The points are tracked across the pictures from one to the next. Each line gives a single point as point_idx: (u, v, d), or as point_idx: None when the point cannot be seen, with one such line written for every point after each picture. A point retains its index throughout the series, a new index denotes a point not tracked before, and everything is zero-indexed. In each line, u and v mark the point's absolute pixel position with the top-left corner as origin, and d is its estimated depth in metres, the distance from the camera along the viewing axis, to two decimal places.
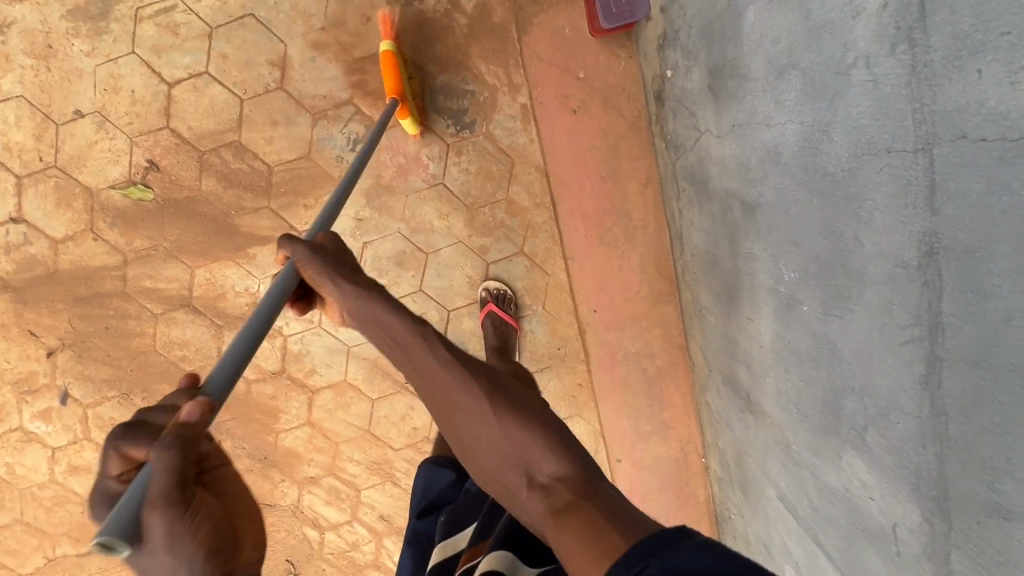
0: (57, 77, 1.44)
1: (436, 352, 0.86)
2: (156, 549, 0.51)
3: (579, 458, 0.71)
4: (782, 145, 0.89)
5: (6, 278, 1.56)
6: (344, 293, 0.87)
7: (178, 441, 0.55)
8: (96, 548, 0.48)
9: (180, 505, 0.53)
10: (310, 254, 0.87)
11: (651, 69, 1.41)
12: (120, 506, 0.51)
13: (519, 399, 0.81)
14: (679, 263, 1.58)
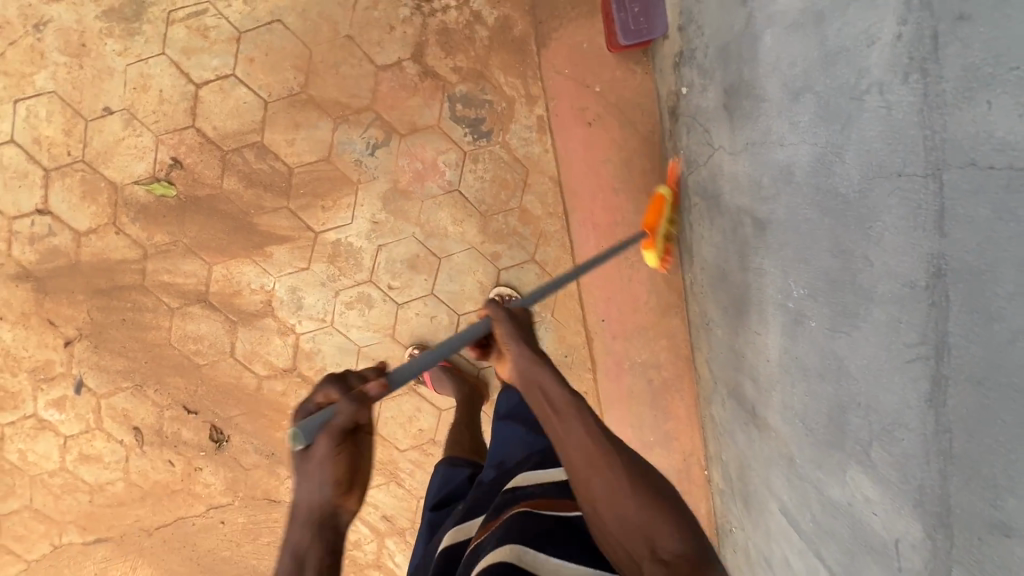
0: (89, 75, 1.48)
1: (583, 421, 0.88)
2: (318, 458, 0.80)
3: (703, 551, 0.76)
4: (794, 165, 0.92)
5: (29, 268, 1.59)
6: (521, 353, 0.97)
7: (354, 404, 0.82)
8: (291, 435, 0.81)
9: (336, 440, 0.81)
10: (504, 314, 1.02)
11: (666, 86, 1.44)
12: (313, 419, 0.81)
13: (647, 474, 0.84)
14: (688, 276, 1.60)
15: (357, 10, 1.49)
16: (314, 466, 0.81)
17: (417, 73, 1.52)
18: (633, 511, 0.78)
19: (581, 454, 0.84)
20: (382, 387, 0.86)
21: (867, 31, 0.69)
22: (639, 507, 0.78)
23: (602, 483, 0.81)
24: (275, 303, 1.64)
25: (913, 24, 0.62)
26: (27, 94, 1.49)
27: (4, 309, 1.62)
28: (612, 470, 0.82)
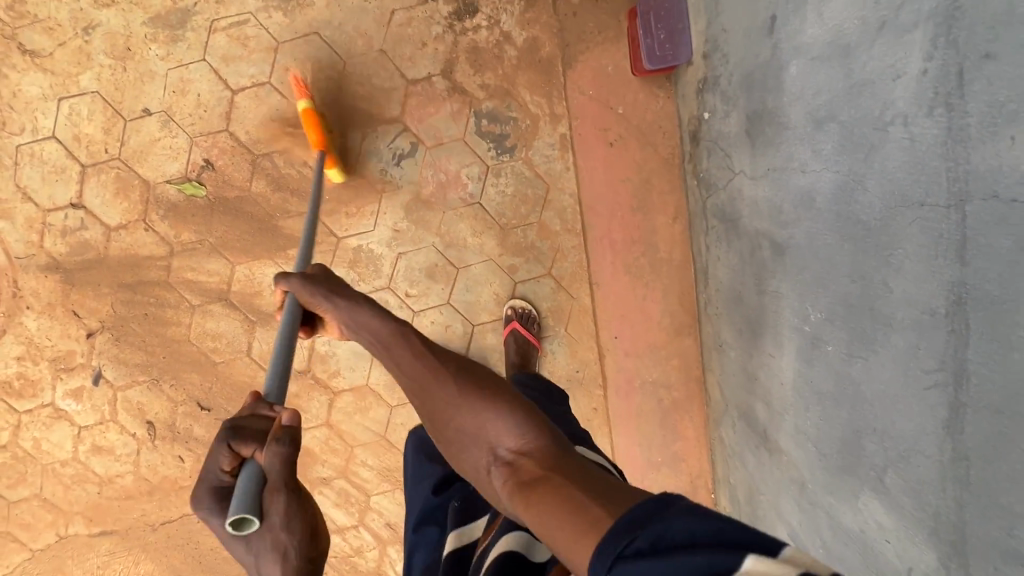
0: (132, 77, 1.54)
1: (412, 348, 0.92)
2: (277, 527, 0.69)
3: (543, 438, 0.75)
4: (815, 192, 0.94)
5: (59, 260, 1.64)
6: (337, 309, 0.98)
7: (284, 448, 0.73)
8: (233, 521, 0.67)
9: (291, 495, 0.72)
10: (303, 280, 1.00)
11: (688, 110, 1.48)
12: (245, 491, 0.69)
13: (486, 381, 0.85)
14: (702, 297, 1.62)
15: (391, 26, 1.54)
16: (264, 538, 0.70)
17: (445, 88, 1.56)
18: (472, 422, 0.80)
19: (419, 385, 0.88)
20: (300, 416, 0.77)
21: (893, 66, 0.72)
22: (476, 416, 0.80)
23: (442, 404, 0.84)
24: None
25: (938, 60, 0.65)
26: (71, 93, 1.54)
27: (31, 298, 1.66)
28: (447, 387, 0.85)
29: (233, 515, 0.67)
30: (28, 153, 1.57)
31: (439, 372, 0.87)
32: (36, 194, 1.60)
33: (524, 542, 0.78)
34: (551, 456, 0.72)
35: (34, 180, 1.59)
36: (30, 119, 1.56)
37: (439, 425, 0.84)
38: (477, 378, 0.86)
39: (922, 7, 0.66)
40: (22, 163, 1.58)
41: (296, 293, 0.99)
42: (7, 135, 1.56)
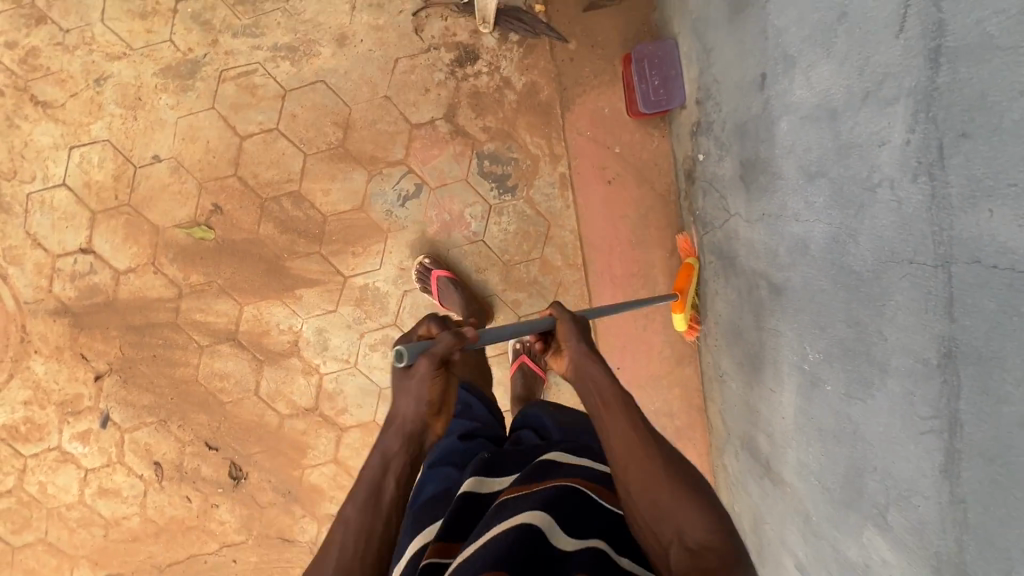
0: (142, 125, 1.58)
1: (630, 417, 0.93)
2: (418, 374, 0.89)
3: (733, 548, 0.80)
4: (810, 240, 0.99)
5: (68, 303, 1.65)
6: (576, 350, 1.03)
7: (457, 337, 0.92)
8: (396, 351, 0.87)
9: (435, 364, 0.89)
10: (569, 317, 1.06)
11: (683, 150, 1.53)
12: (418, 344, 0.89)
13: (690, 473, 0.89)
14: (700, 328, 1.66)
15: (395, 73, 1.58)
16: (414, 382, 0.90)
17: (448, 131, 1.61)
18: (669, 501, 0.84)
19: (629, 447, 0.89)
20: (485, 334, 0.96)
21: (878, 133, 0.77)
22: (673, 497, 0.84)
23: (646, 472, 0.87)
24: (302, 343, 1.70)
25: (919, 133, 0.70)
26: (82, 142, 1.58)
27: (39, 343, 1.67)
28: (653, 463, 0.87)
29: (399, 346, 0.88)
30: (38, 200, 1.60)
31: (649, 446, 0.90)
32: (46, 241, 1.62)
33: (544, 521, 0.77)
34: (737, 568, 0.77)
35: (44, 227, 1.61)
36: (41, 168, 1.59)
37: (632, 482, 0.87)
38: (684, 469, 0.89)
39: (903, 84, 0.71)
40: (32, 210, 1.60)
41: (559, 322, 1.05)
42: (18, 183, 1.59)
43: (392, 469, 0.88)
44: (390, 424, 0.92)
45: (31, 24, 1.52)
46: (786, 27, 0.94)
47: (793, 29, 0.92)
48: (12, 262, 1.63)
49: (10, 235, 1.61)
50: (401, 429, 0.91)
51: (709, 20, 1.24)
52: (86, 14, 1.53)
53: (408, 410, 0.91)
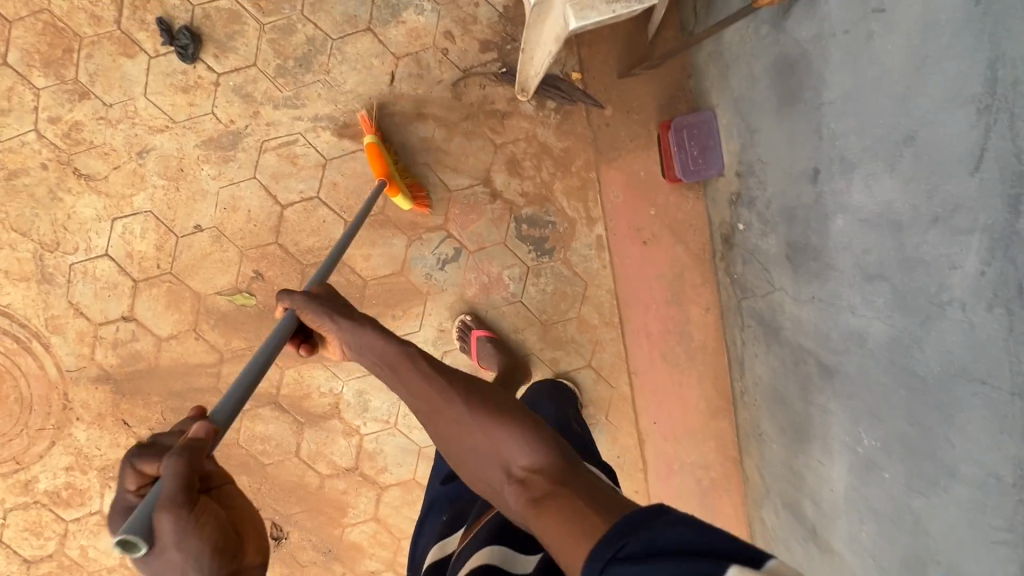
0: (184, 196, 1.59)
1: (421, 370, 1.03)
2: (171, 546, 0.58)
3: (551, 457, 0.86)
4: (867, 334, 1.02)
5: (109, 370, 1.66)
6: (341, 328, 1.06)
7: (187, 452, 0.64)
8: (120, 546, 0.57)
9: (187, 506, 0.60)
10: (306, 299, 1.07)
11: (720, 215, 1.56)
12: (137, 514, 0.59)
13: (491, 398, 0.98)
14: (737, 385, 1.68)
15: (434, 141, 1.60)
16: (172, 558, 0.59)
17: (486, 196, 1.63)
18: (484, 440, 0.91)
19: (427, 402, 1.01)
20: (213, 428, 0.70)
21: (948, 257, 0.80)
22: (488, 434, 0.91)
23: (448, 421, 0.97)
24: (343, 406, 1.71)
25: (995, 268, 0.73)
26: (125, 213, 1.59)
27: (81, 410, 1.67)
28: (451, 407, 0.97)
29: (119, 535, 0.57)
30: (81, 270, 1.61)
31: (444, 392, 0.99)
32: (88, 309, 1.63)
33: (499, 555, 0.83)
34: (562, 473, 0.83)
35: (87, 296, 1.62)
36: (84, 239, 1.60)
37: (454, 440, 0.95)
38: (485, 397, 0.98)
39: (978, 219, 0.74)
40: (74, 280, 1.61)
41: (302, 311, 1.05)
42: (61, 254, 1.60)
43: None
44: None
45: (74, 99, 1.54)
46: (845, 133, 0.97)
47: (852, 137, 0.95)
48: (55, 331, 1.64)
49: (53, 305, 1.62)
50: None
51: (752, 101, 1.26)
52: (129, 88, 1.54)
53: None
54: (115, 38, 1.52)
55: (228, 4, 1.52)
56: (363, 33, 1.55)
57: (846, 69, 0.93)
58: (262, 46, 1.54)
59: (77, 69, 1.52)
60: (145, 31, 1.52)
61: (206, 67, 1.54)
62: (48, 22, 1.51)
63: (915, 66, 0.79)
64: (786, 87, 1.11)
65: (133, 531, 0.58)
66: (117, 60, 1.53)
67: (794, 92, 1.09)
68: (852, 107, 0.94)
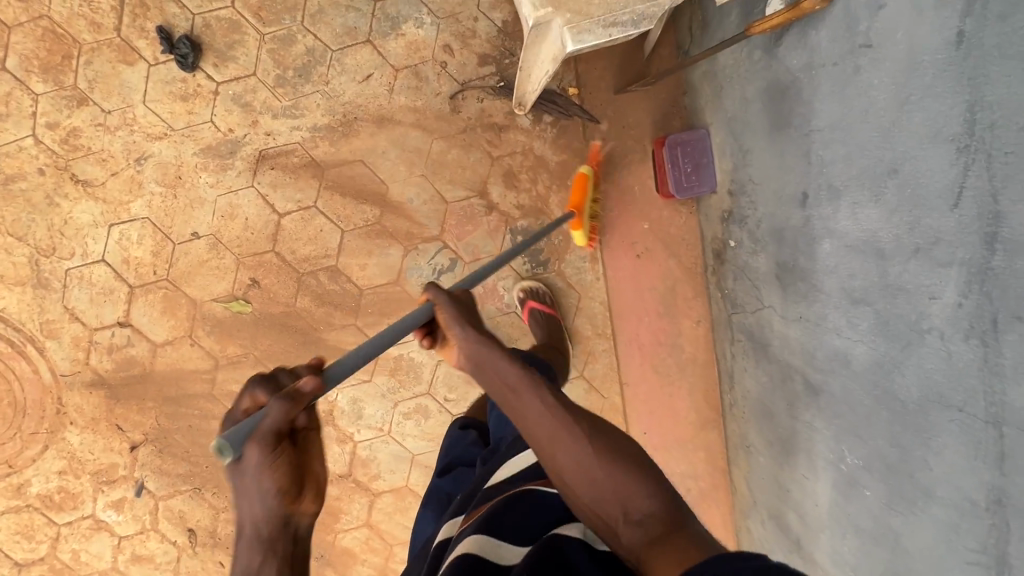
0: (182, 203, 1.60)
1: (543, 396, 0.92)
2: (251, 472, 0.61)
3: (673, 506, 0.79)
4: (851, 356, 1.05)
5: (104, 375, 1.67)
6: (466, 336, 0.94)
7: (290, 402, 0.63)
8: (213, 449, 0.59)
9: (269, 447, 0.62)
10: (447, 297, 0.96)
11: (712, 231, 1.58)
12: (235, 429, 0.60)
13: (612, 437, 0.88)
14: (726, 397, 1.71)
15: (432, 152, 1.62)
16: (245, 483, 0.62)
17: (482, 208, 1.65)
18: (605, 476, 0.82)
19: (544, 427, 0.89)
20: (322, 382, 0.67)
21: (929, 288, 0.83)
22: (609, 470, 0.82)
23: (569, 455, 0.85)
24: (337, 413, 1.73)
25: (972, 301, 0.76)
26: (122, 219, 1.60)
27: (75, 414, 1.68)
28: (573, 440, 0.86)
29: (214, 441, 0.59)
30: (77, 276, 1.62)
31: (566, 422, 0.88)
32: (84, 315, 1.63)
33: (484, 544, 0.79)
34: (681, 522, 0.77)
35: (82, 301, 1.63)
36: (80, 245, 1.60)
37: (569, 472, 0.84)
38: (608, 435, 0.88)
39: (957, 253, 0.77)
40: (70, 286, 1.62)
41: (436, 308, 0.93)
42: (57, 259, 1.61)
43: None
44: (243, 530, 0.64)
45: (72, 105, 1.54)
46: (833, 160, 0.99)
47: (840, 165, 0.98)
48: (50, 335, 1.64)
49: (48, 309, 1.63)
50: (255, 545, 0.63)
51: (745, 123, 1.28)
52: (128, 96, 1.55)
53: (252, 506, 0.63)
54: (115, 45, 1.52)
55: (228, 13, 1.53)
56: (362, 45, 1.56)
57: (834, 99, 0.96)
58: (261, 56, 1.55)
59: (76, 76, 1.53)
60: (145, 39, 1.53)
61: (205, 75, 1.55)
62: (48, 28, 1.51)
63: (901, 102, 0.82)
64: (777, 112, 1.14)
65: (226, 442, 0.59)
66: (116, 67, 1.53)
67: (785, 117, 1.12)
68: (840, 136, 0.96)
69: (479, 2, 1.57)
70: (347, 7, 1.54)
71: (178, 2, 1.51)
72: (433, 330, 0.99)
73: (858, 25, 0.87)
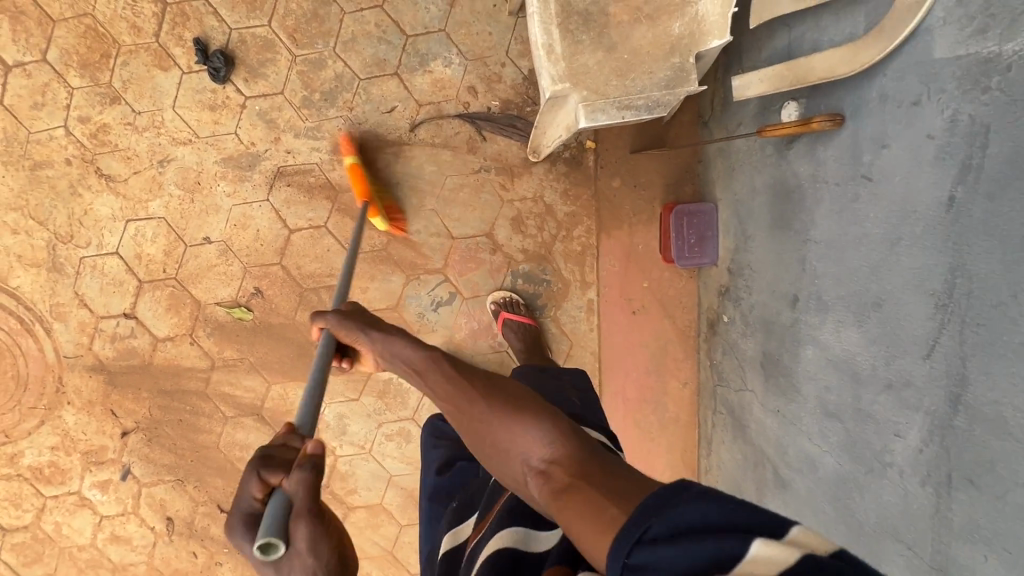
0: (198, 208, 1.65)
1: (443, 372, 0.97)
2: (305, 548, 0.63)
3: (569, 446, 0.83)
4: (819, 464, 1.07)
5: (105, 362, 1.73)
6: (372, 340, 1.04)
7: (310, 469, 0.71)
8: (260, 545, 0.63)
9: (316, 517, 0.66)
10: (338, 317, 1.07)
11: (709, 301, 1.60)
12: (274, 517, 0.65)
13: (518, 398, 0.92)
14: (704, 461, 1.73)
15: (445, 188, 1.65)
16: (299, 563, 0.64)
17: (487, 247, 1.68)
18: (507, 437, 0.86)
19: (453, 405, 0.94)
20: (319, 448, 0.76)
21: (895, 425, 0.84)
22: (508, 432, 0.86)
23: (478, 420, 0.90)
24: (322, 426, 1.77)
25: (932, 451, 0.78)
26: (139, 216, 1.65)
27: (73, 395, 1.74)
28: (477, 407, 0.91)
29: (261, 539, 0.63)
30: (90, 264, 1.67)
31: (468, 392, 0.94)
32: (92, 302, 1.69)
33: (516, 537, 0.84)
34: (581, 462, 0.79)
35: (93, 289, 1.69)
36: (97, 236, 1.66)
37: (484, 443, 0.89)
38: (511, 396, 0.92)
39: (925, 400, 0.79)
40: (83, 273, 1.68)
41: (337, 329, 1.06)
42: (73, 247, 1.66)
43: None
44: None
45: (105, 102, 1.60)
46: (824, 276, 1.02)
47: (830, 281, 1.00)
48: (58, 318, 1.70)
49: (59, 293, 1.69)
50: None
51: (750, 211, 1.30)
52: (159, 99, 1.60)
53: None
54: (152, 49, 1.57)
55: (264, 32, 1.57)
56: (390, 77, 1.59)
57: (834, 218, 0.97)
58: (291, 77, 1.59)
59: (112, 75, 1.58)
60: (182, 48, 1.57)
61: (235, 89, 1.59)
62: (90, 26, 1.56)
63: (891, 241, 0.83)
64: (780, 210, 1.16)
65: (270, 532, 0.63)
66: (151, 71, 1.58)
67: (787, 218, 1.13)
68: (833, 253, 0.98)
69: (509, 48, 1.59)
70: (379, 38, 1.58)
71: (217, 15, 1.56)
72: (345, 350, 1.14)
73: (863, 155, 0.89)
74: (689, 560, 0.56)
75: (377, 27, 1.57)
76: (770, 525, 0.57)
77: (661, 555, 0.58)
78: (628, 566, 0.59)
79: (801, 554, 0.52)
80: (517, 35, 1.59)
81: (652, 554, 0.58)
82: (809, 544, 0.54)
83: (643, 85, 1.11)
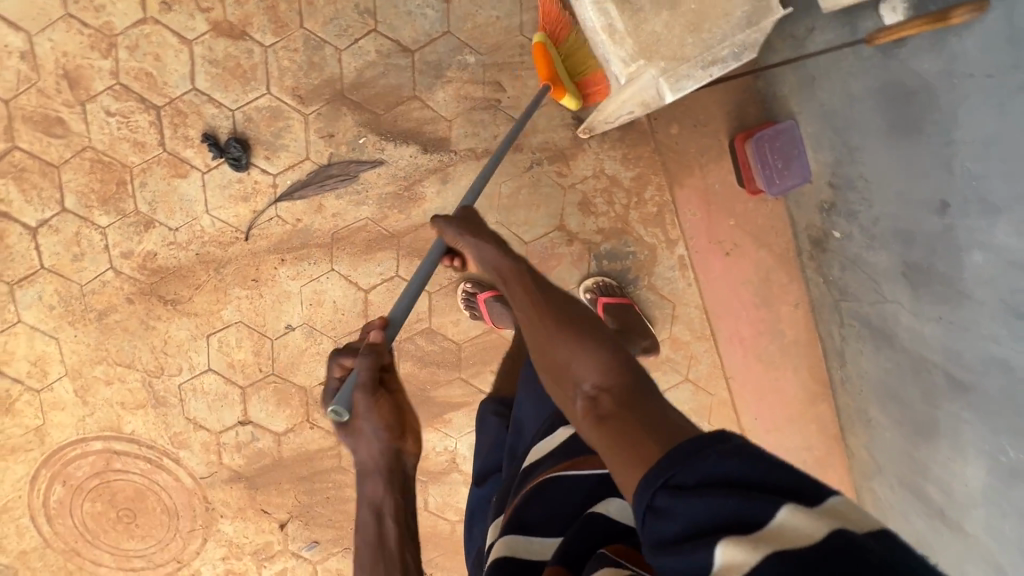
0: (269, 300, 1.59)
1: (523, 286, 0.91)
2: (362, 416, 0.80)
3: (627, 377, 0.76)
4: (1014, 364, 1.02)
5: (240, 470, 1.73)
6: (462, 241, 0.99)
7: (372, 354, 0.83)
8: (333, 412, 0.79)
9: (374, 389, 0.81)
10: (450, 223, 0.99)
11: (807, 218, 1.50)
12: (341, 393, 0.80)
13: (587, 320, 0.85)
14: (836, 374, 1.67)
15: (502, 197, 1.56)
16: (361, 429, 0.81)
17: (563, 240, 1.60)
18: (559, 356, 0.81)
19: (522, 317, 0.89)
20: (387, 335, 0.87)
21: None
22: (567, 349, 0.81)
23: (540, 335, 0.85)
24: (459, 460, 1.77)
25: None
26: (217, 327, 1.61)
27: (222, 507, 1.75)
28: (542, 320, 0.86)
29: (330, 408, 0.79)
30: (190, 388, 1.66)
31: (542, 307, 0.87)
32: (206, 421, 1.68)
33: (515, 545, 0.77)
34: (633, 394, 0.73)
35: (201, 410, 1.67)
36: (186, 359, 1.64)
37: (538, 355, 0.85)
38: (580, 317, 0.85)
39: None
40: (186, 398, 1.66)
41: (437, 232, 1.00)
42: (167, 377, 1.65)
43: (387, 512, 0.82)
44: (365, 467, 0.82)
45: (139, 230, 1.53)
46: (986, 175, 0.95)
47: (996, 181, 0.94)
48: (181, 446, 1.70)
49: (172, 424, 1.68)
50: (378, 478, 0.82)
51: (851, 121, 1.21)
52: (191, 209, 1.52)
53: (367, 445, 0.81)
54: (164, 160, 1.48)
55: (267, 101, 1.45)
56: (410, 101, 1.47)
57: (987, 112, 0.92)
58: (310, 138, 1.48)
59: (135, 200, 1.50)
60: (192, 147, 1.47)
61: (260, 171, 1.50)
62: (94, 158, 1.47)
63: None
64: (899, 115, 1.08)
65: (339, 407, 0.79)
66: (171, 183, 1.49)
67: (913, 121, 1.06)
68: (996, 148, 0.92)
69: (523, 26, 1.45)
70: (386, 65, 1.45)
71: (214, 101, 1.44)
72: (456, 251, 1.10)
73: None
74: (707, 512, 0.53)
75: (379, 53, 1.44)
76: (804, 492, 0.53)
77: (677, 499, 0.56)
78: (653, 508, 0.58)
79: (825, 528, 0.48)
80: (525, 8, 1.44)
81: (676, 501, 0.56)
82: (844, 517, 0.50)
83: (723, 31, 0.98)
